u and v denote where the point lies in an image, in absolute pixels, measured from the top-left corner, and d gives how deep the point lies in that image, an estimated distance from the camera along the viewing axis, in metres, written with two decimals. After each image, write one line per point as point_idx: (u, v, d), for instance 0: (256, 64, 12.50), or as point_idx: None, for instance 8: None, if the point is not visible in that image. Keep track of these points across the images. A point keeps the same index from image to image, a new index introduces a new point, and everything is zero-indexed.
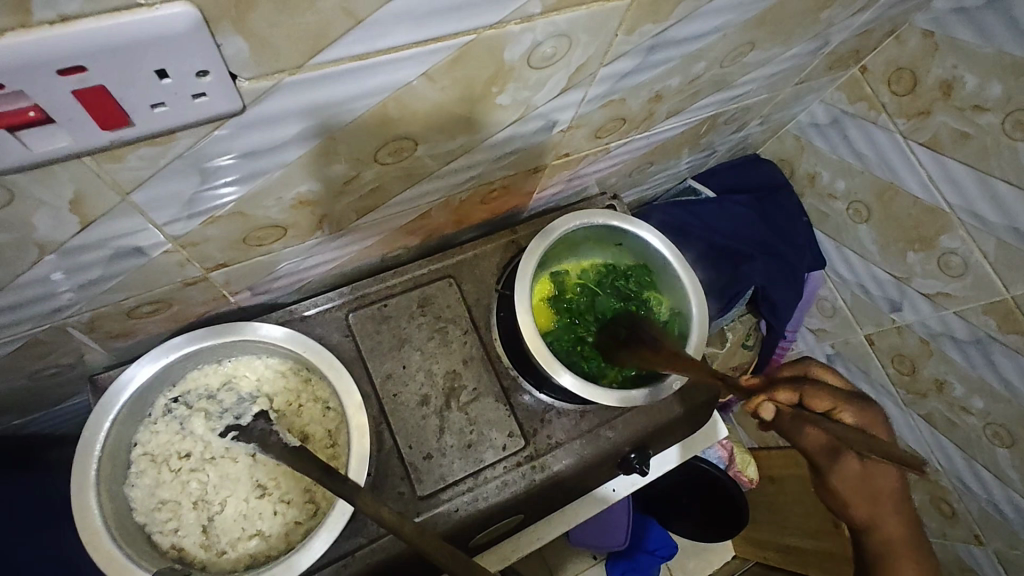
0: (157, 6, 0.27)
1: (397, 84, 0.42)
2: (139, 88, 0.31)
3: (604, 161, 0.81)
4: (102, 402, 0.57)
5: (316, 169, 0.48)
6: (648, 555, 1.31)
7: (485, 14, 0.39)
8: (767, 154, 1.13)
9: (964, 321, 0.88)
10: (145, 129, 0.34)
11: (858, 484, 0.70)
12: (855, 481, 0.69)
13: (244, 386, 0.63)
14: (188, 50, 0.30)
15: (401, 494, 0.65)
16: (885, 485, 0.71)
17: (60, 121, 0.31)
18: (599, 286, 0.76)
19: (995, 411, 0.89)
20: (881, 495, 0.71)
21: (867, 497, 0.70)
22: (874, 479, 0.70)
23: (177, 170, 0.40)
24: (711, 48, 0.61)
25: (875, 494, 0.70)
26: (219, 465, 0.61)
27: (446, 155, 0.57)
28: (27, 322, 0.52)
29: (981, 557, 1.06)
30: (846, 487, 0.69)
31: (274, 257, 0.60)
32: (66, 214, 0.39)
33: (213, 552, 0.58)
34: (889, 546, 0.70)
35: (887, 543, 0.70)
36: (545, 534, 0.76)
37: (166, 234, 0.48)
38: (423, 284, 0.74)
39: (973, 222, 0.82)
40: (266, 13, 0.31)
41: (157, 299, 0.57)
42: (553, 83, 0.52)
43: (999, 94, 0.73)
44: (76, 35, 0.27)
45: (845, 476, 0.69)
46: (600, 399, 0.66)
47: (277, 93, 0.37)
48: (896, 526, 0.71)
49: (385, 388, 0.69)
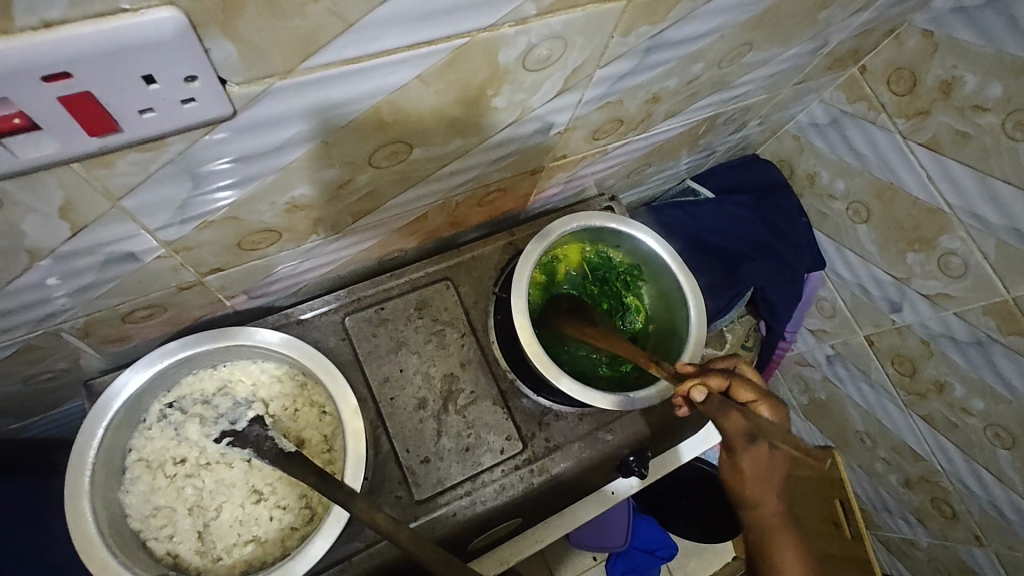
0: (142, 11, 0.27)
1: (390, 88, 0.42)
2: (127, 94, 0.30)
3: (602, 162, 0.81)
4: (95, 409, 0.56)
5: (310, 173, 0.48)
6: (648, 556, 1.30)
7: (477, 17, 0.39)
8: (767, 154, 1.13)
9: (964, 322, 0.88)
10: (134, 135, 0.34)
11: (755, 471, 0.58)
12: (758, 467, 0.57)
13: (239, 391, 0.63)
14: (176, 56, 0.30)
15: (398, 498, 0.64)
16: (779, 464, 0.57)
17: (46, 127, 0.31)
18: (592, 270, 0.76)
19: (996, 413, 0.89)
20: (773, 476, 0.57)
21: (760, 480, 0.58)
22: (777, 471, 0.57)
23: (168, 175, 0.39)
24: (709, 49, 0.60)
25: (775, 474, 0.57)
26: (214, 470, 0.60)
27: (442, 157, 0.56)
28: (20, 328, 0.51)
29: (981, 558, 1.06)
30: (746, 467, 0.58)
31: (268, 261, 0.60)
32: (56, 220, 0.39)
33: (208, 559, 0.57)
34: (768, 533, 0.58)
35: (766, 528, 0.58)
36: (544, 537, 0.76)
37: (159, 240, 0.47)
38: (420, 287, 0.73)
39: (973, 223, 0.81)
40: (254, 18, 0.30)
41: (152, 304, 0.57)
42: (548, 85, 0.52)
43: (1000, 94, 0.72)
44: (61, 41, 0.26)
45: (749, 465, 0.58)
46: (596, 403, 0.65)
47: (268, 98, 0.36)
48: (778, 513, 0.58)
49: (382, 392, 0.68)
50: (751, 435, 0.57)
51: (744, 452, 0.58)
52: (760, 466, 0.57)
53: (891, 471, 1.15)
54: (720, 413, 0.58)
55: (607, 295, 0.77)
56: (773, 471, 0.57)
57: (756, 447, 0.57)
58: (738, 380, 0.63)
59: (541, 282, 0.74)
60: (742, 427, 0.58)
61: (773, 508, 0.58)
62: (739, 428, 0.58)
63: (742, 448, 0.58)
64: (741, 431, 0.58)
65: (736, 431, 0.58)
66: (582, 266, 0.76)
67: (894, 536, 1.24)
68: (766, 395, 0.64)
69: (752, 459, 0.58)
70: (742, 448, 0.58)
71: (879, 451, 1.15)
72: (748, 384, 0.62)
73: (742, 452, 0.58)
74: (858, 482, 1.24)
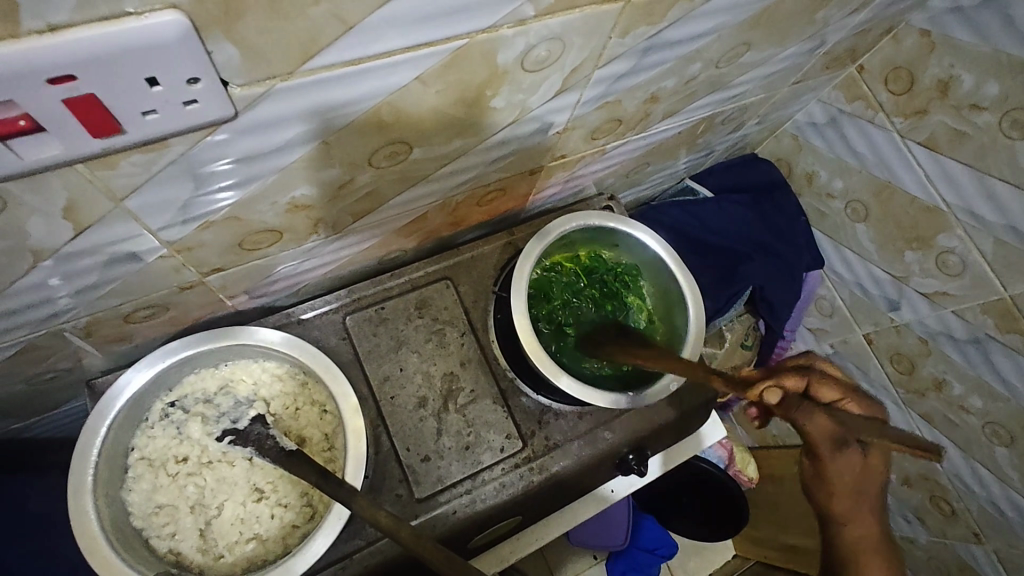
0: (146, 15, 0.27)
1: (391, 88, 0.42)
2: (130, 96, 0.31)
3: (602, 162, 0.81)
4: (98, 407, 0.57)
5: (310, 174, 0.48)
6: (650, 555, 1.30)
7: (476, 19, 0.39)
8: (765, 153, 1.13)
9: (962, 320, 0.88)
10: (137, 137, 0.34)
11: (847, 478, 0.55)
12: (847, 471, 0.55)
13: (241, 389, 0.63)
14: (179, 58, 0.30)
15: (398, 497, 0.65)
16: (872, 487, 0.57)
17: (50, 130, 0.31)
18: (588, 273, 0.76)
19: (994, 410, 0.89)
20: (866, 493, 0.58)
21: (850, 497, 0.57)
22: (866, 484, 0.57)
23: (170, 175, 0.40)
24: (707, 49, 0.61)
25: (865, 491, 0.57)
26: (215, 469, 0.61)
27: (441, 158, 0.56)
28: (23, 329, 0.52)
29: (980, 555, 1.06)
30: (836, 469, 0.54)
31: (269, 261, 0.60)
32: (59, 221, 0.39)
33: (210, 556, 0.58)
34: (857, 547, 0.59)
35: (861, 545, 0.59)
36: (544, 536, 0.76)
37: (161, 240, 0.48)
38: (421, 286, 0.74)
39: (971, 222, 0.82)
40: (256, 21, 0.31)
41: (154, 304, 0.57)
42: (547, 85, 0.52)
43: (996, 93, 0.73)
44: (67, 45, 0.27)
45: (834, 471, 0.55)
46: (596, 402, 0.66)
47: (270, 100, 0.37)
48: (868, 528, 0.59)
49: (382, 391, 0.69)
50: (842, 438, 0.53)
51: (826, 452, 0.54)
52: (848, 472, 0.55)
53: (890, 469, 1.15)
54: (802, 415, 0.53)
55: (608, 295, 0.76)
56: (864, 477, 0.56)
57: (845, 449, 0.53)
58: (816, 378, 0.61)
59: (546, 295, 0.73)
60: (830, 428, 0.52)
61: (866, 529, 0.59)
62: (826, 427, 0.52)
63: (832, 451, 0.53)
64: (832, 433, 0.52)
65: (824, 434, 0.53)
66: (577, 268, 0.76)
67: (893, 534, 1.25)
68: (851, 393, 0.62)
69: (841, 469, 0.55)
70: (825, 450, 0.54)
71: None
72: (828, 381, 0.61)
73: (828, 454, 0.54)
74: None
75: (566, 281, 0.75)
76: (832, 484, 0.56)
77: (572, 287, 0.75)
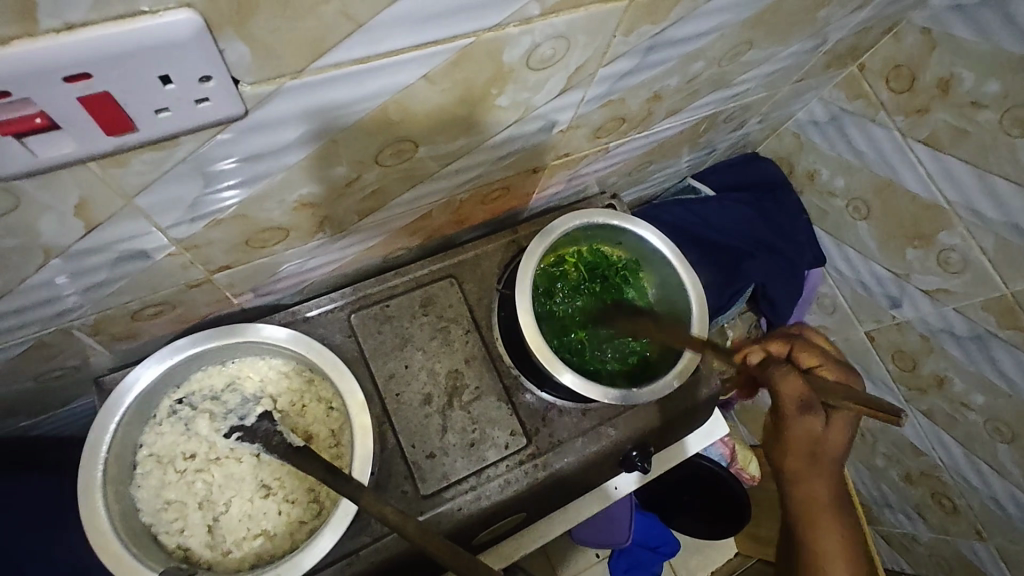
0: (160, 13, 0.28)
1: (397, 87, 0.43)
2: (144, 93, 0.31)
3: (605, 160, 0.82)
4: (108, 404, 0.57)
5: (317, 172, 0.49)
6: (652, 553, 1.32)
7: (482, 18, 0.40)
8: (766, 152, 1.14)
9: (963, 317, 0.88)
10: (149, 135, 0.35)
11: (805, 444, 0.57)
12: (811, 438, 0.57)
13: (248, 387, 0.64)
14: (192, 55, 0.30)
15: (404, 493, 0.65)
16: (834, 451, 0.57)
17: (65, 127, 0.31)
18: (587, 269, 0.76)
19: (996, 407, 0.89)
20: (825, 455, 0.58)
21: (804, 457, 0.58)
22: (824, 448, 0.57)
23: (180, 173, 0.40)
24: (709, 47, 0.61)
25: (823, 457, 0.57)
26: (223, 465, 0.61)
27: (445, 156, 0.57)
28: (32, 326, 0.52)
29: (981, 552, 1.06)
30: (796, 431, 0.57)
31: (275, 259, 0.61)
32: (70, 218, 0.40)
33: (218, 552, 0.58)
34: (807, 507, 0.59)
35: (810, 508, 0.59)
36: (548, 532, 0.77)
37: (170, 237, 0.48)
38: (425, 284, 0.74)
39: (972, 219, 0.82)
40: (266, 19, 0.31)
41: (161, 302, 0.58)
42: (552, 84, 0.53)
43: (996, 91, 0.73)
44: (83, 43, 0.27)
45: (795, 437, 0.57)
46: (600, 398, 0.66)
47: (279, 98, 0.37)
48: (822, 489, 0.59)
49: (388, 388, 0.69)
50: (807, 403, 0.56)
51: (791, 416, 0.57)
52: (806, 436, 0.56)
53: (891, 466, 1.16)
54: (777, 376, 0.58)
55: (607, 291, 0.77)
56: (823, 443, 0.57)
57: (810, 415, 0.56)
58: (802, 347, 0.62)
59: (548, 287, 0.74)
60: (798, 392, 0.57)
61: (820, 490, 0.59)
62: (795, 391, 0.57)
63: (795, 415, 0.57)
64: (797, 397, 0.56)
65: (790, 397, 0.57)
66: (576, 258, 0.76)
67: (895, 531, 1.25)
68: (840, 366, 0.61)
69: (803, 435, 0.57)
70: (792, 415, 0.57)
71: (879, 447, 1.16)
72: (814, 347, 0.61)
73: (792, 418, 0.57)
74: (859, 477, 1.25)
75: (566, 280, 0.75)
76: (787, 444, 0.58)
77: (575, 279, 0.75)
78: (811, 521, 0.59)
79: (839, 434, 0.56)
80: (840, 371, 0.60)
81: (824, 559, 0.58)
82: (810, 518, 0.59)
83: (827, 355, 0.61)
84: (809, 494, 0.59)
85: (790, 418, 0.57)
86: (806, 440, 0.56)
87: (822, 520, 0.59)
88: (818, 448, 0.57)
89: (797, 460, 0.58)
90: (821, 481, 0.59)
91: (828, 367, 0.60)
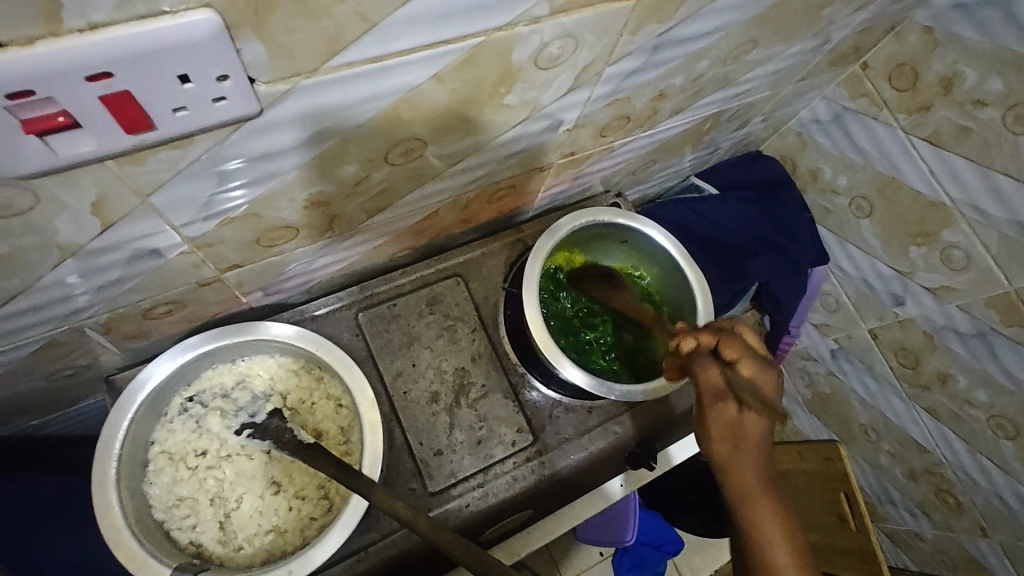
0: (181, 13, 0.28)
1: (408, 86, 0.43)
2: (162, 93, 0.32)
3: (610, 159, 0.82)
4: (120, 401, 0.58)
5: (327, 171, 0.49)
6: (656, 551, 1.33)
7: (492, 18, 0.40)
8: (769, 151, 1.14)
9: (966, 314, 0.89)
10: (166, 133, 0.35)
11: (722, 435, 0.56)
12: (728, 431, 0.55)
13: (258, 384, 0.65)
14: (210, 55, 0.31)
15: (412, 490, 0.65)
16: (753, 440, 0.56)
17: (86, 126, 0.32)
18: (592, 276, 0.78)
19: (999, 404, 0.90)
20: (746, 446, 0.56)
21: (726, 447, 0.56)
22: (743, 436, 0.55)
23: (194, 173, 0.41)
24: (714, 46, 0.62)
25: (744, 446, 0.56)
26: (234, 462, 0.62)
27: (453, 156, 0.57)
28: (45, 325, 0.53)
29: (986, 549, 1.07)
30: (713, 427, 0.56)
31: (285, 258, 0.61)
32: (87, 217, 0.40)
33: (230, 548, 0.59)
34: (741, 492, 0.57)
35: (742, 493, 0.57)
36: (554, 531, 0.74)
37: (183, 236, 0.49)
38: (432, 283, 0.75)
39: (975, 216, 0.82)
40: (284, 19, 0.32)
41: (172, 300, 0.58)
42: (559, 83, 0.53)
43: (1000, 88, 0.73)
44: (106, 43, 0.28)
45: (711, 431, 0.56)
46: (604, 393, 0.66)
47: (291, 97, 0.38)
48: (752, 477, 0.57)
49: (395, 386, 0.70)
50: (722, 394, 0.56)
51: (708, 409, 0.56)
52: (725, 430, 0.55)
53: (895, 464, 1.16)
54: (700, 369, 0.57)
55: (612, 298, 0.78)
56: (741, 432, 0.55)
57: (724, 408, 0.55)
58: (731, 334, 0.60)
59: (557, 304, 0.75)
60: (716, 380, 0.56)
61: (750, 476, 0.56)
62: (714, 379, 0.56)
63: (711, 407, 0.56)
64: (715, 386, 0.56)
65: (710, 386, 0.56)
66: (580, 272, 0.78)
67: (899, 528, 1.26)
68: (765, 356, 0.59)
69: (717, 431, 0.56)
70: (708, 407, 0.56)
71: (883, 444, 1.16)
72: (739, 341, 0.58)
73: (708, 410, 0.56)
74: (863, 474, 1.26)
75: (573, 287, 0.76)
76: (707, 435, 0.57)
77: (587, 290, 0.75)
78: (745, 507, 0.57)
79: (754, 425, 0.55)
80: (757, 364, 0.57)
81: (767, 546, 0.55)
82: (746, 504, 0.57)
83: (745, 347, 0.58)
84: (739, 481, 0.57)
85: (709, 411, 0.56)
86: (724, 430, 0.55)
87: (755, 504, 0.56)
88: (736, 435, 0.55)
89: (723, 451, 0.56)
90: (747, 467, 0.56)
91: (746, 360, 0.57)
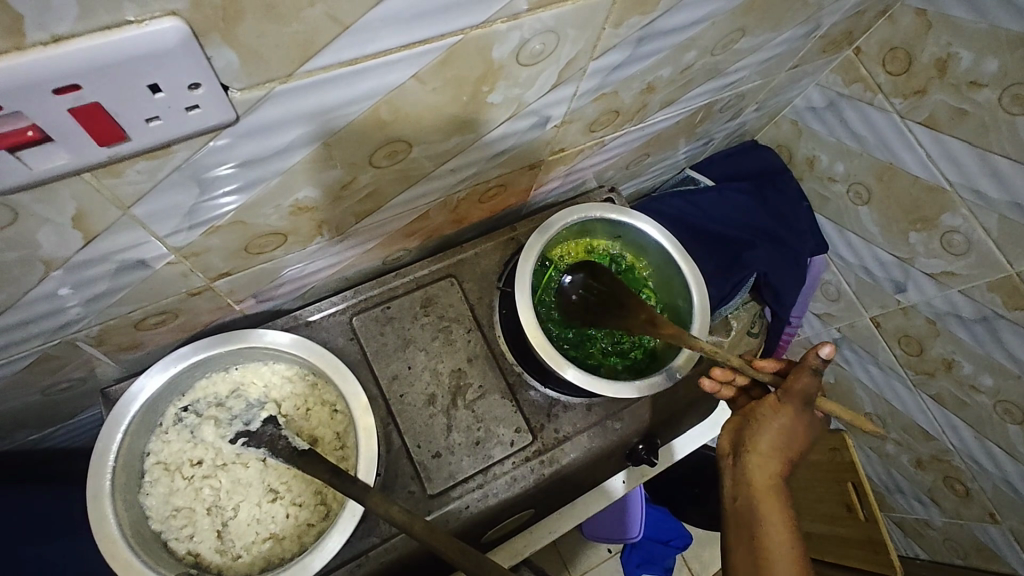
0: (146, 22, 0.28)
1: (389, 87, 0.43)
2: (135, 104, 0.32)
3: (601, 154, 0.81)
4: (114, 413, 0.58)
5: (314, 175, 0.49)
6: (664, 547, 1.33)
7: (469, 15, 0.40)
8: (765, 140, 1.13)
9: (969, 299, 0.88)
10: (141, 144, 0.35)
11: (784, 427, 0.59)
12: (791, 424, 0.59)
13: (252, 392, 0.64)
14: (179, 64, 0.31)
15: (411, 493, 0.65)
16: (798, 442, 0.59)
17: (57, 139, 0.32)
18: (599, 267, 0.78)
19: (1006, 388, 0.89)
20: (792, 442, 0.59)
21: (776, 431, 0.59)
22: (797, 434, 0.59)
23: (175, 182, 0.40)
24: (701, 36, 0.61)
25: (789, 449, 0.59)
26: (231, 470, 0.62)
27: (441, 156, 0.57)
28: (35, 339, 0.52)
29: (996, 535, 1.06)
30: (785, 413, 0.59)
31: (275, 264, 0.61)
32: (69, 230, 0.40)
33: (228, 557, 0.59)
34: (763, 483, 0.58)
35: (765, 479, 0.58)
36: (557, 528, 0.77)
37: (169, 246, 0.48)
38: (426, 285, 0.75)
39: (974, 199, 0.81)
40: (253, 25, 0.31)
41: (163, 311, 0.58)
42: (543, 79, 0.53)
43: (995, 69, 0.72)
44: (69, 54, 0.27)
45: (768, 420, 0.59)
46: (599, 390, 0.65)
47: (269, 102, 0.37)
48: (777, 467, 0.58)
49: (391, 389, 0.69)
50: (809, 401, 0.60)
51: (791, 409, 0.60)
52: (792, 422, 0.59)
53: (903, 453, 1.15)
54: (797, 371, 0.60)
55: None
56: (791, 438, 0.59)
57: (804, 409, 0.59)
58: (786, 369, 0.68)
59: (581, 239, 0.77)
60: (808, 389, 0.59)
61: (776, 467, 0.58)
62: (807, 388, 0.59)
63: (795, 403, 0.59)
64: (802, 393, 0.59)
65: (799, 391, 0.60)
66: None
67: (908, 517, 1.25)
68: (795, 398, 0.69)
69: (772, 430, 0.59)
70: (791, 408, 0.59)
71: (889, 433, 1.15)
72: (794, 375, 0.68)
73: (791, 405, 0.59)
74: (869, 463, 1.25)
75: None
76: (764, 419, 0.60)
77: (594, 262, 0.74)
78: (759, 505, 0.56)
79: (809, 431, 0.60)
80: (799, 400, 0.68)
81: (768, 555, 0.54)
82: (762, 496, 0.57)
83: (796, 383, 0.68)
84: (765, 468, 0.58)
85: (784, 410, 0.59)
86: (790, 419, 0.59)
87: (771, 502, 0.57)
88: (792, 435, 0.59)
89: (768, 445, 0.59)
90: (774, 464, 0.58)
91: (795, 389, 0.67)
